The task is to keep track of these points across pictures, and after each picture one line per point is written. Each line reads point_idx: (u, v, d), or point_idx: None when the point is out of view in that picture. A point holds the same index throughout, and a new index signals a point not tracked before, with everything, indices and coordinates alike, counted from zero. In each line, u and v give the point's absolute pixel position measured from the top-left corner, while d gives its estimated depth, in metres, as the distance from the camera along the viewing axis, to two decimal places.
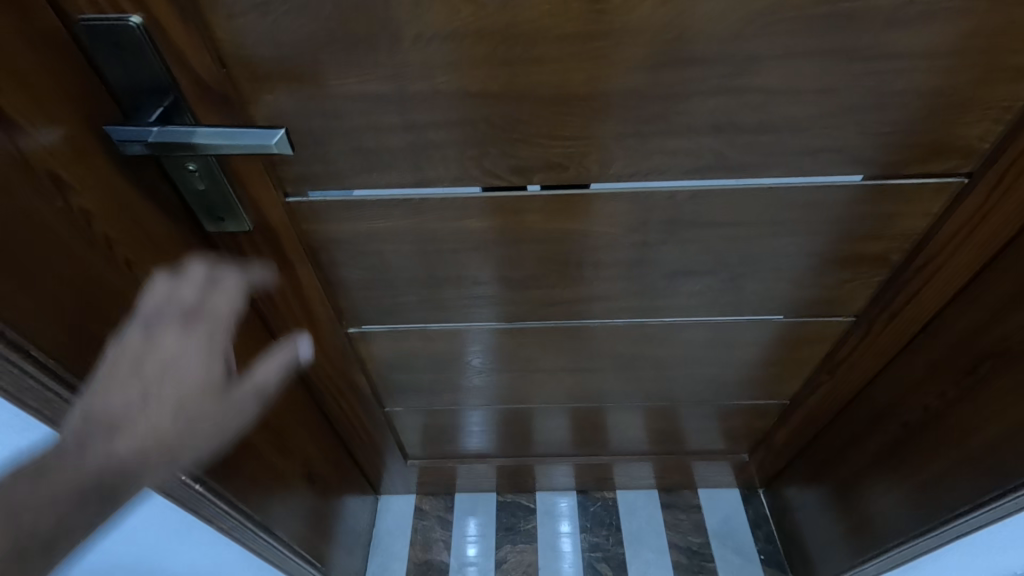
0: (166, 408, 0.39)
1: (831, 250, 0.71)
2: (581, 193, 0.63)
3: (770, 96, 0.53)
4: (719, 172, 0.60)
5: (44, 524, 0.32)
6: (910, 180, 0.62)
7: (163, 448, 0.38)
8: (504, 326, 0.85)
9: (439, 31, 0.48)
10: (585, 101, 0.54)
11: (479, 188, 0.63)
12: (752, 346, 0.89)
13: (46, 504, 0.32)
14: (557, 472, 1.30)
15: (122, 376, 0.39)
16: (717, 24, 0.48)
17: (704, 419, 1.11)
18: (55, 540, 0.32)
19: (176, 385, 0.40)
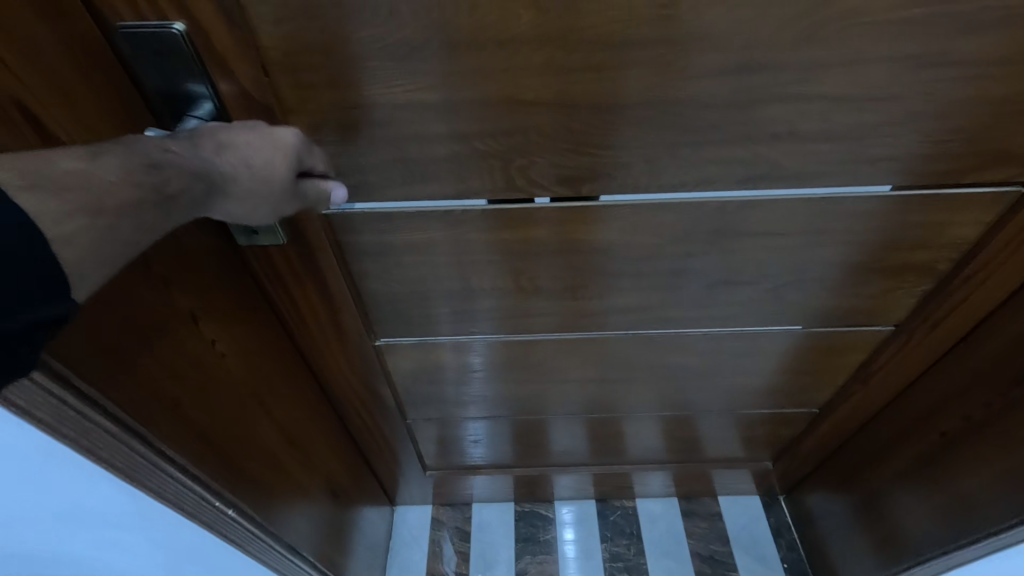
0: (257, 160, 0.45)
1: (877, 258, 0.69)
2: (590, 206, 0.61)
3: (834, 104, 0.51)
4: (772, 182, 0.59)
5: (164, 186, 0.39)
6: (961, 190, 0.60)
7: (243, 186, 0.45)
8: (530, 337, 0.83)
9: (496, 37, 0.46)
10: (642, 110, 0.51)
11: (485, 202, 0.61)
12: (784, 356, 0.88)
13: (169, 170, 0.40)
14: (568, 482, 1.28)
15: (239, 129, 0.46)
16: (787, 30, 0.46)
17: (728, 428, 1.10)
18: (167, 200, 0.39)
19: (264, 152, 0.46)
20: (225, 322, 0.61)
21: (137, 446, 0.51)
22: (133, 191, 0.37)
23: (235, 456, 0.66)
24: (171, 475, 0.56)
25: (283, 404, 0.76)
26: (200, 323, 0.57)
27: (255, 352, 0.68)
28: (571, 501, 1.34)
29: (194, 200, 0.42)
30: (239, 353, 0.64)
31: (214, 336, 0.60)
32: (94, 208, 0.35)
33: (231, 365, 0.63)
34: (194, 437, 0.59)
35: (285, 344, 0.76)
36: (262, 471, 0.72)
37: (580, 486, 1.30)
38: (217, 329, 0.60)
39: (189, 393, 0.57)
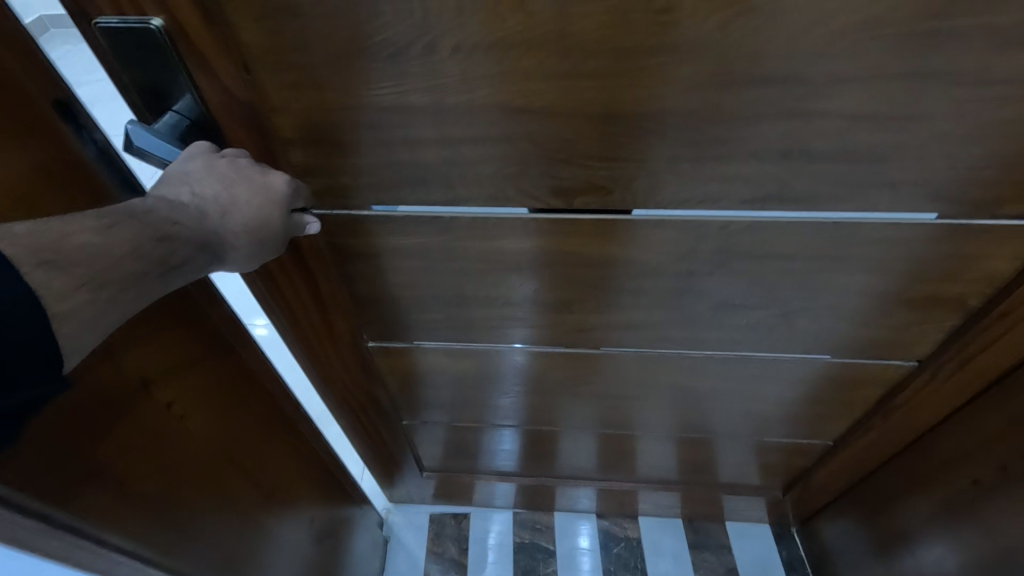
0: (254, 217, 0.45)
1: (904, 290, 0.64)
2: (623, 219, 0.58)
3: (853, 121, 0.47)
4: (781, 203, 0.55)
5: (172, 256, 0.39)
6: (988, 222, 0.55)
7: (245, 245, 0.45)
8: (554, 349, 0.80)
9: (482, 42, 0.44)
10: (638, 121, 0.48)
11: (527, 210, 0.58)
12: (802, 385, 0.83)
13: (178, 241, 0.40)
14: (586, 496, 1.25)
15: (240, 180, 0.45)
16: (799, 39, 0.42)
17: (744, 454, 1.04)
18: (174, 270, 0.40)
19: (266, 205, 0.46)
20: (191, 389, 0.61)
21: (76, 537, 0.49)
22: (137, 264, 0.37)
23: (198, 524, 0.65)
24: (119, 558, 0.54)
25: (254, 453, 0.74)
26: (161, 397, 0.57)
27: (225, 411, 0.67)
28: (579, 513, 1.32)
29: (203, 263, 0.43)
30: (206, 416, 0.64)
31: (177, 406, 0.59)
32: (98, 282, 0.35)
33: (199, 429, 0.63)
34: (157, 516, 0.58)
35: (259, 389, 0.74)
36: (229, 530, 0.70)
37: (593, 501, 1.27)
38: (180, 397, 0.59)
39: (139, 466, 0.55)
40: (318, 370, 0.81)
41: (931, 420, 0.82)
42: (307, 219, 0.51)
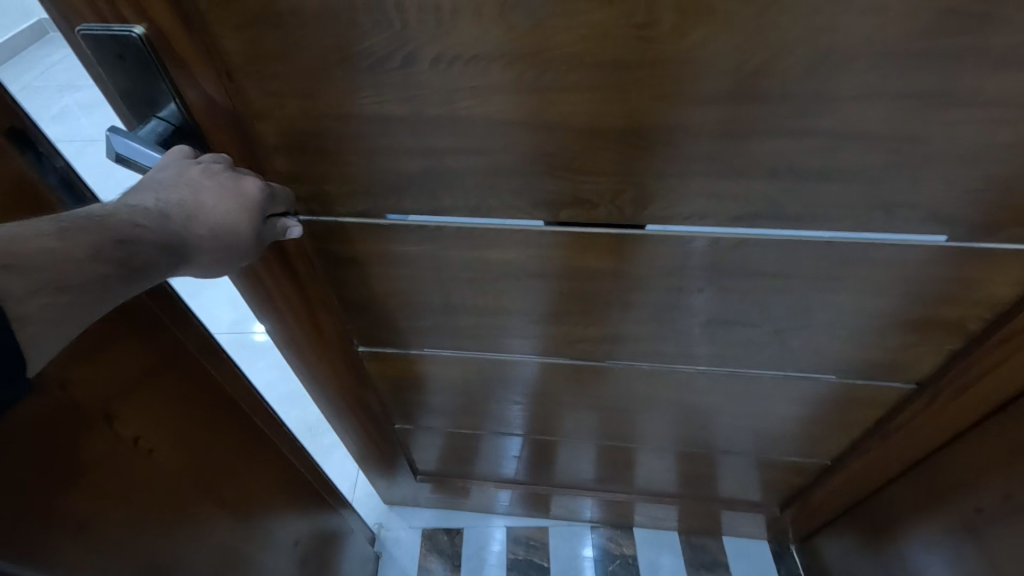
0: (220, 221, 0.44)
1: (902, 311, 0.62)
2: (636, 234, 0.57)
3: (842, 140, 0.45)
4: (771, 221, 0.53)
5: (132, 259, 0.40)
6: (986, 245, 0.53)
7: (214, 249, 0.45)
8: (566, 361, 0.79)
9: (460, 53, 0.43)
10: (622, 136, 0.47)
11: (543, 223, 0.57)
12: (800, 404, 0.81)
13: (137, 243, 0.40)
14: (586, 506, 1.24)
15: (208, 184, 0.44)
16: (783, 56, 0.41)
17: (744, 470, 1.02)
18: (133, 271, 0.40)
19: (235, 209, 0.45)
20: (160, 420, 0.58)
21: None
22: (97, 266, 0.38)
23: (169, 562, 0.62)
24: None
25: (233, 485, 0.71)
26: (126, 432, 0.54)
27: (201, 439, 0.65)
28: (576, 522, 1.30)
29: (166, 266, 0.43)
30: (181, 446, 0.62)
31: (146, 440, 0.57)
32: (59, 284, 0.36)
33: (174, 459, 0.61)
34: (129, 557, 0.56)
35: (237, 417, 0.71)
36: (203, 567, 0.67)
37: (597, 512, 1.26)
38: (149, 429, 0.57)
39: (103, 504, 0.52)
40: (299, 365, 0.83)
41: (932, 444, 0.79)
42: (288, 223, 0.52)
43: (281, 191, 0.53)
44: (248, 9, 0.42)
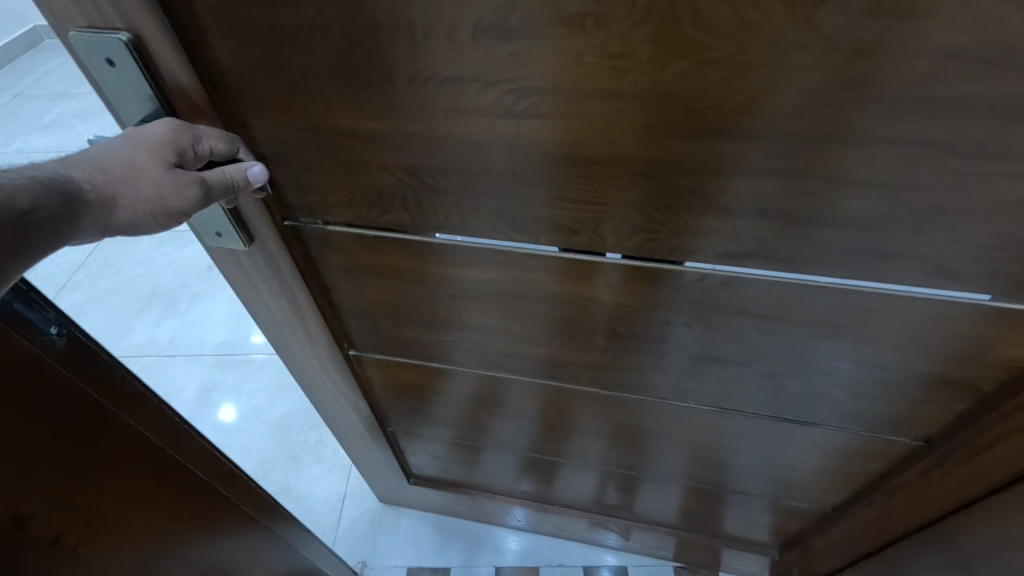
0: (117, 161, 0.45)
1: (903, 367, 0.58)
2: (674, 271, 0.54)
3: (833, 185, 0.42)
4: (762, 262, 0.50)
5: (14, 201, 0.38)
6: (991, 304, 0.48)
7: (127, 199, 0.45)
8: (561, 385, 0.77)
9: (434, 75, 0.43)
10: (600, 166, 0.46)
11: (556, 248, 0.55)
12: (803, 451, 0.77)
13: (14, 186, 0.39)
14: (611, 533, 1.20)
15: (116, 135, 0.46)
16: (768, 94, 0.38)
17: (749, 512, 0.98)
18: (24, 216, 0.39)
19: (136, 148, 0.45)
20: (94, 509, 0.52)
21: None
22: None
23: None
24: None
25: (179, 559, 0.65)
26: (45, 531, 0.48)
27: (146, 518, 0.58)
28: (581, 544, 1.27)
29: (66, 207, 0.42)
30: (117, 531, 0.55)
31: (72, 536, 0.50)
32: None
33: (102, 544, 0.54)
34: None
35: (192, 485, 0.65)
36: None
37: (622, 539, 1.21)
38: (70, 519, 0.50)
39: None
40: (282, 352, 0.85)
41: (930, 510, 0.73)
42: (248, 164, 0.51)
43: (229, 137, 0.50)
44: (229, 21, 0.43)
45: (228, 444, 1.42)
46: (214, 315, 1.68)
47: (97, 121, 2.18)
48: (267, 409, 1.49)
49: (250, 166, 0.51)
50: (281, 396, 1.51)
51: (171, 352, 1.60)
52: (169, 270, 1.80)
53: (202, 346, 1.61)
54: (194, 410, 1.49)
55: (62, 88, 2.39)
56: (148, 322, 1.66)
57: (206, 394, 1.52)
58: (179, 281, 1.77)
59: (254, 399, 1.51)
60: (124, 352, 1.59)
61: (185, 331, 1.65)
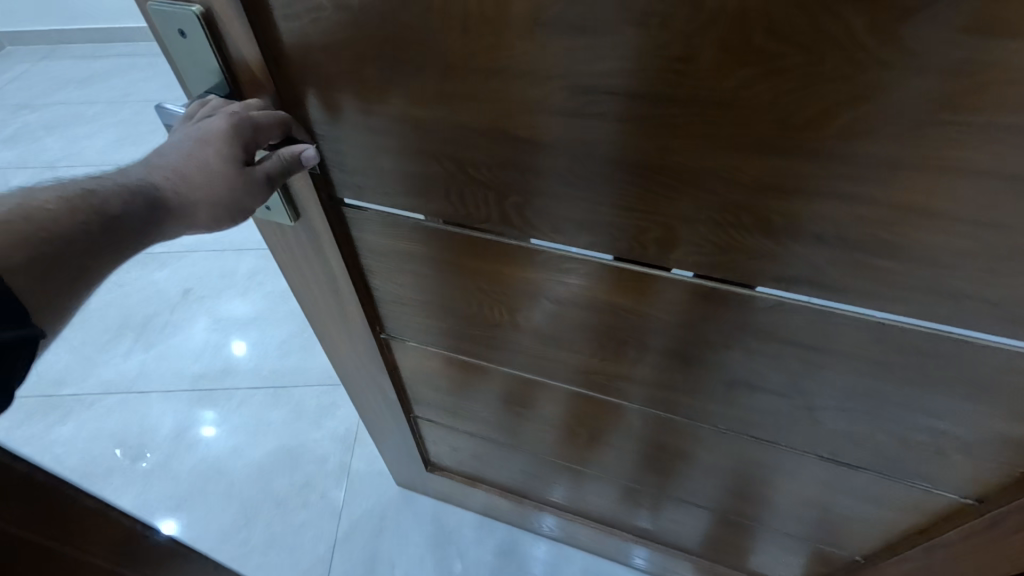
0: (189, 161, 0.47)
1: (958, 418, 0.53)
2: (739, 292, 0.51)
3: (904, 214, 0.39)
4: (815, 289, 0.47)
5: (104, 205, 0.42)
6: None
7: (201, 203, 0.47)
8: (588, 393, 0.76)
9: (487, 65, 0.42)
10: (652, 173, 0.44)
11: (611, 257, 0.54)
12: (842, 493, 0.72)
13: (105, 193, 0.43)
14: (639, 554, 1.16)
15: (183, 133, 0.47)
16: (839, 111, 0.36)
17: (780, 551, 0.93)
18: (115, 220, 0.43)
19: (204, 145, 0.47)
20: None
21: None
22: (73, 219, 0.40)
23: None
24: None
25: None
26: None
27: None
28: (604, 559, 1.24)
29: (148, 210, 0.45)
30: None
31: None
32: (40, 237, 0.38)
33: None
34: None
35: None
36: None
37: (650, 561, 1.17)
38: None
39: None
40: (319, 329, 0.88)
41: None
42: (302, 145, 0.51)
43: (282, 120, 0.50)
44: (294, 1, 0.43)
45: (208, 486, 1.35)
46: (189, 345, 1.63)
47: (60, 135, 2.27)
48: (248, 450, 1.41)
49: (303, 148, 0.51)
50: (264, 433, 1.44)
51: (144, 387, 1.53)
52: (140, 297, 1.75)
53: (179, 379, 1.55)
54: (170, 450, 1.41)
55: (21, 100, 2.52)
56: (120, 354, 1.61)
57: (182, 432, 1.44)
58: (154, 307, 1.73)
59: (234, 437, 1.44)
60: (95, 388, 1.54)
61: (160, 362, 1.59)
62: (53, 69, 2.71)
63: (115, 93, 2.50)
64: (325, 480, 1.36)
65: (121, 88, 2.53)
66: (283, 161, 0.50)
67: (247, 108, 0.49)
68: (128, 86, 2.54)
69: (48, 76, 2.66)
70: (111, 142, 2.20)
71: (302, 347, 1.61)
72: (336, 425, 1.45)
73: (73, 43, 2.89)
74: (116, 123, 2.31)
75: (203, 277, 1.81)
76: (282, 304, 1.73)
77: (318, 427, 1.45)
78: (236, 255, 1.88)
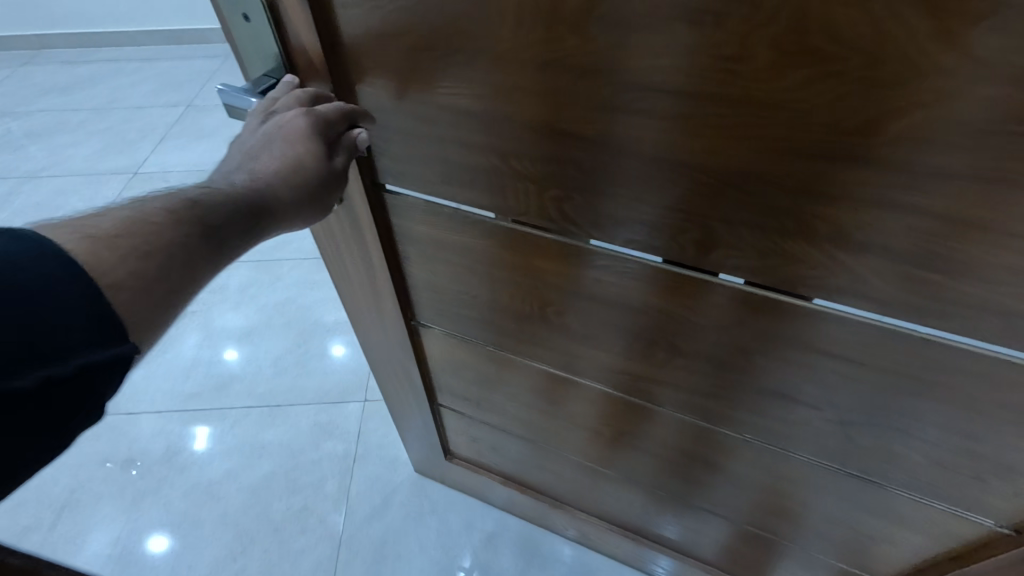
0: (282, 163, 0.47)
1: (1001, 443, 0.51)
2: (796, 304, 0.50)
3: (960, 227, 0.38)
4: (859, 301, 0.46)
5: (207, 215, 0.41)
6: None
7: (300, 205, 0.48)
8: (614, 392, 0.76)
9: (538, 58, 0.43)
10: (699, 174, 0.44)
11: (660, 259, 0.53)
12: (872, 514, 0.70)
13: (206, 204, 0.42)
14: (662, 564, 1.15)
15: (266, 140, 0.48)
16: (897, 116, 0.35)
17: (803, 570, 0.91)
18: (219, 228, 0.41)
19: (292, 146, 0.48)
20: None
21: None
22: (176, 231, 0.39)
23: None
24: None
25: None
26: None
27: None
28: (626, 567, 1.23)
29: (257, 213, 0.45)
30: None
31: None
32: (143, 251, 0.36)
33: None
34: None
35: None
36: None
37: (672, 571, 1.15)
38: None
39: None
40: (353, 313, 0.90)
41: None
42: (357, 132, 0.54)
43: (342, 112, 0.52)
44: None
45: (200, 512, 1.30)
46: (181, 365, 1.58)
47: (44, 144, 2.29)
48: (244, 473, 1.37)
49: (356, 130, 0.53)
50: (259, 456, 1.39)
51: (133, 408, 1.49)
52: None
53: (173, 398, 1.51)
54: (162, 474, 1.36)
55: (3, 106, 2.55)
56: None
57: (173, 454, 1.40)
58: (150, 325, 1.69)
59: (228, 460, 1.39)
60: None
61: (155, 381, 1.55)
62: (35, 77, 2.74)
63: (100, 103, 2.54)
64: (323, 503, 1.31)
65: (108, 97, 2.57)
66: (348, 150, 0.52)
67: (307, 99, 0.51)
68: (112, 95, 2.58)
69: (29, 84, 2.69)
70: (95, 152, 2.24)
71: (298, 366, 1.57)
72: (334, 446, 1.41)
73: (64, 52, 2.95)
74: (100, 133, 2.35)
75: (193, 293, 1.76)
76: (277, 319, 1.70)
77: (315, 448, 1.41)
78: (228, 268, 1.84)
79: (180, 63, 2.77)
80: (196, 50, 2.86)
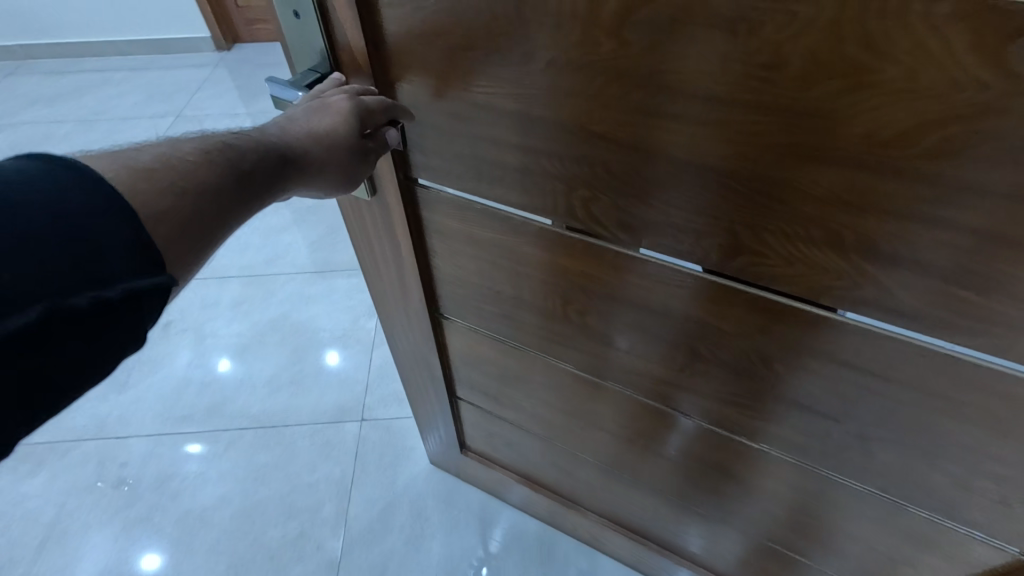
0: (318, 129, 0.50)
1: None
2: (828, 318, 0.49)
3: (994, 243, 0.38)
4: (884, 314, 0.46)
5: (240, 161, 0.43)
6: None
7: (324, 165, 0.51)
8: (632, 394, 0.76)
9: (573, 59, 0.44)
10: (730, 181, 0.45)
11: (699, 267, 0.54)
12: (889, 534, 0.69)
13: (243, 151, 0.44)
14: None
15: (311, 107, 0.51)
16: (932, 131, 0.35)
17: None
18: (249, 178, 0.44)
19: (331, 118, 0.51)
20: None
21: None
22: (212, 174, 0.41)
23: None
24: None
25: None
26: None
27: None
28: None
29: (281, 166, 0.47)
30: None
31: None
32: (179, 188, 0.39)
33: None
34: None
35: None
36: None
37: None
38: None
39: None
40: (380, 304, 0.93)
41: None
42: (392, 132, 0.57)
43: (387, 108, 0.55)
44: None
45: (192, 539, 1.30)
46: (172, 384, 1.58)
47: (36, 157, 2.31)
48: (237, 498, 1.36)
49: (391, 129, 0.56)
50: (254, 480, 1.39)
51: (125, 432, 1.49)
52: None
53: (167, 416, 1.51)
54: (153, 500, 1.36)
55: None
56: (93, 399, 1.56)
57: (167, 479, 1.39)
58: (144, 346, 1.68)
59: (222, 485, 1.38)
60: (69, 435, 1.49)
61: (148, 404, 1.54)
62: (33, 87, 2.76)
63: (92, 113, 2.55)
64: (321, 529, 1.30)
65: (100, 107, 2.58)
66: (380, 143, 0.55)
67: (354, 93, 0.53)
68: (102, 105, 2.59)
69: (24, 94, 2.71)
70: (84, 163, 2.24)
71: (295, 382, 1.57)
72: (331, 468, 1.40)
73: (58, 61, 2.96)
74: (94, 144, 2.36)
75: (187, 311, 1.76)
76: (271, 335, 1.69)
77: (310, 471, 1.40)
78: (219, 283, 1.84)
79: (185, 69, 2.80)
80: (202, 58, 2.88)
